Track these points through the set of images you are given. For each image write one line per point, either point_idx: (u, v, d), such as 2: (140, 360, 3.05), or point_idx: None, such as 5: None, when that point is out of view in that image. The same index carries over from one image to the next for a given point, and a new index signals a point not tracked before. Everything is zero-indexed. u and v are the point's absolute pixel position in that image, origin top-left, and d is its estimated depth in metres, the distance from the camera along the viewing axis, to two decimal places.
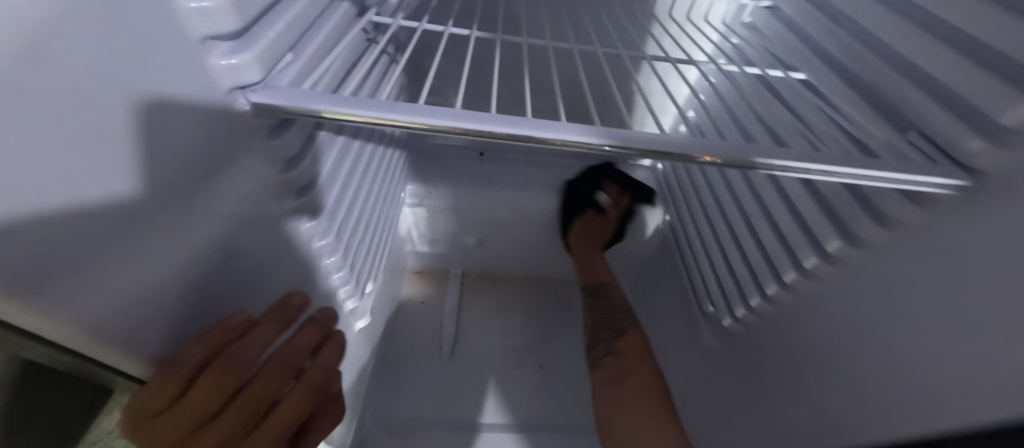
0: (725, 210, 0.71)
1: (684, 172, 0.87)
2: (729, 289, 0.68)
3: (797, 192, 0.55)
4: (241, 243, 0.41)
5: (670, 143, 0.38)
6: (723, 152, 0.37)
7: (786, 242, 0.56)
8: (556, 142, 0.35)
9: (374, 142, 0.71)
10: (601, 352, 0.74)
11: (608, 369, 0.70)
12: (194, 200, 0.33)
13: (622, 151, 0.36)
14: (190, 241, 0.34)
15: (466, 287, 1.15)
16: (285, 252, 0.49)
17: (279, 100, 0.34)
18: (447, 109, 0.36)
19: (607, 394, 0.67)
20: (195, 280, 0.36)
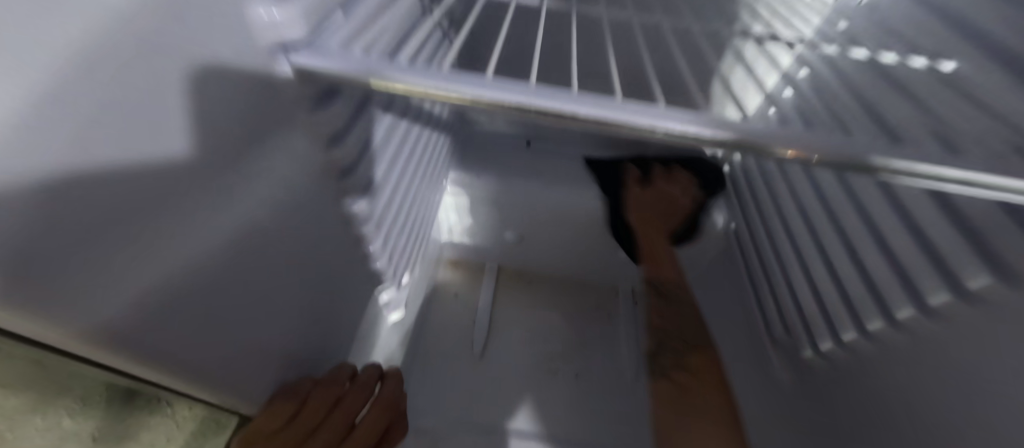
0: (812, 223, 0.62)
1: (759, 177, 0.78)
2: (814, 316, 0.58)
3: (925, 211, 0.45)
4: (284, 231, 0.37)
5: (806, 140, 0.29)
6: (866, 152, 0.29)
7: (903, 269, 0.46)
8: (654, 131, 0.28)
9: (421, 124, 0.65)
10: (668, 363, 0.67)
11: (677, 385, 0.64)
12: (231, 179, 0.29)
13: (734, 148, 0.29)
14: (224, 224, 0.30)
15: (501, 284, 1.09)
16: (329, 240, 0.45)
17: (322, 63, 0.28)
18: (522, 84, 0.29)
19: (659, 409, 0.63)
20: (229, 271, 0.32)
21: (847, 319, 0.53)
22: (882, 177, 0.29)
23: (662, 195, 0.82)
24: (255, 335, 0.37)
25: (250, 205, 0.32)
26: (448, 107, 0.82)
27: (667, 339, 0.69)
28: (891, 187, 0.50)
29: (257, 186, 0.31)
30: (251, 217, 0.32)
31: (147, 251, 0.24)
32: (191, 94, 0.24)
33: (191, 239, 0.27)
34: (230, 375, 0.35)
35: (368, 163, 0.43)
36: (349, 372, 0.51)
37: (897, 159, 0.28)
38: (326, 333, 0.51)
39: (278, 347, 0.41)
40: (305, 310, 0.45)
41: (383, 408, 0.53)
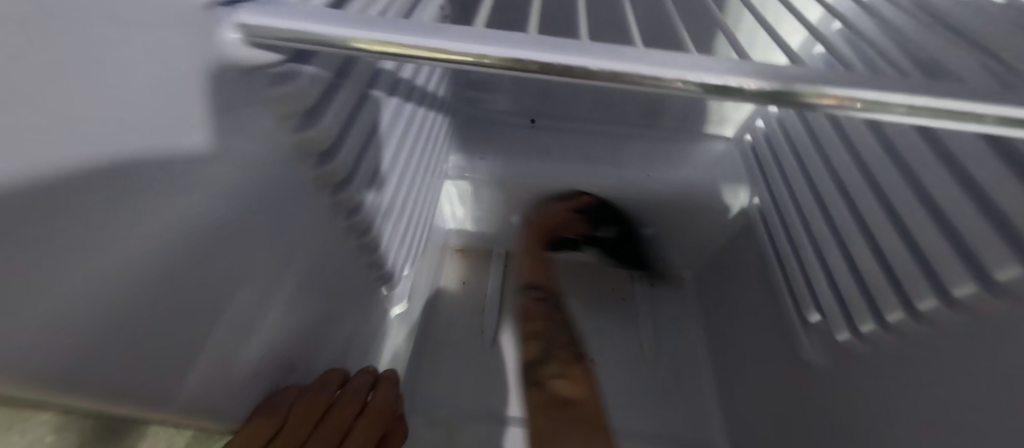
0: (847, 192, 0.56)
1: (784, 145, 0.72)
2: (850, 295, 0.54)
3: (993, 173, 0.39)
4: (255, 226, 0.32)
5: (882, 88, 0.24)
6: (955, 99, 0.23)
7: (959, 238, 0.41)
8: (674, 83, 0.24)
9: (418, 103, 0.61)
10: (551, 371, 0.60)
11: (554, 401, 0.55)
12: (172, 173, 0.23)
13: (792, 101, 0.24)
14: (174, 223, 0.24)
15: (511, 269, 1.05)
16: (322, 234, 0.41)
17: (277, 20, 0.23)
18: (522, 35, 0.25)
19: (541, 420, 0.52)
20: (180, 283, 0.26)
21: (891, 297, 0.48)
22: (980, 130, 0.24)
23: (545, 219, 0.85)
24: (230, 345, 0.33)
25: (207, 195, 0.27)
26: (446, 84, 0.77)
27: (554, 345, 0.64)
28: (947, 147, 0.45)
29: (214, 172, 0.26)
30: (210, 213, 0.27)
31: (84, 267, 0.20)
32: (120, 64, 0.18)
33: (113, 251, 0.21)
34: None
35: (356, 147, 0.39)
36: (338, 378, 0.48)
37: (998, 106, 0.23)
38: (324, 333, 0.48)
39: (265, 348, 0.38)
40: (291, 307, 0.41)
41: (376, 412, 0.49)
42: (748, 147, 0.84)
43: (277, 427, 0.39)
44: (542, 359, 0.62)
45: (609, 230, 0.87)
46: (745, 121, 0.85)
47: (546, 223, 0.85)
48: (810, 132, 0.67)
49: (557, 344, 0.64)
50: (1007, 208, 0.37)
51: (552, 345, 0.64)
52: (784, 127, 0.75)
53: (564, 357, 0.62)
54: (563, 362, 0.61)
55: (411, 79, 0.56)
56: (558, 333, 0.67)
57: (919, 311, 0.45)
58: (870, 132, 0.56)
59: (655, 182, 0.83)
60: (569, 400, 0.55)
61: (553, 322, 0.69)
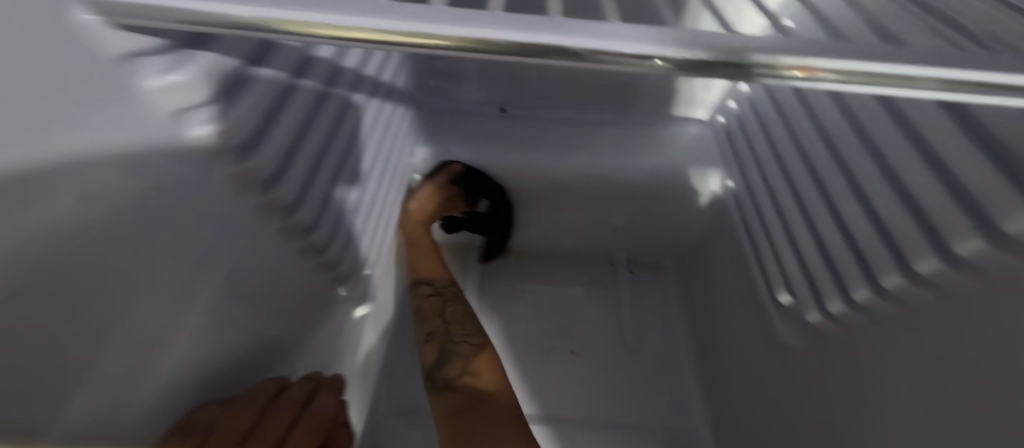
0: (817, 171, 0.55)
1: (756, 126, 0.71)
2: (817, 274, 0.53)
3: (954, 145, 0.38)
4: (170, 234, 0.29)
5: (822, 52, 0.21)
6: (909, 58, 0.21)
7: (922, 212, 0.40)
8: (654, 61, 0.20)
9: (378, 96, 0.59)
10: (455, 372, 0.68)
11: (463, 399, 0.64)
12: (19, 185, 0.19)
13: (728, 70, 0.21)
14: (36, 243, 0.20)
15: (490, 263, 1.02)
16: (268, 239, 0.38)
17: None
18: (421, 5, 0.20)
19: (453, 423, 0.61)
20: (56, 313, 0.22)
21: (857, 276, 0.47)
22: (924, 95, 0.22)
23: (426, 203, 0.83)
24: (140, 375, 0.29)
25: (81, 202, 0.22)
26: (408, 75, 0.75)
27: (451, 342, 0.72)
28: (912, 120, 0.44)
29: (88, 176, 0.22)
30: (87, 222, 0.23)
31: None
32: None
33: None
34: (107, 433, 0.27)
35: (289, 141, 0.35)
36: (273, 388, 0.39)
37: (943, 67, 0.20)
38: (278, 339, 0.46)
39: (194, 370, 0.34)
40: (233, 321, 0.38)
41: (319, 423, 0.41)
42: (720, 130, 0.82)
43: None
44: (443, 361, 0.70)
45: (485, 203, 0.88)
46: (717, 102, 0.84)
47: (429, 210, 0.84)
48: (780, 110, 0.65)
49: (453, 341, 0.72)
50: (965, 179, 0.36)
51: (452, 341, 0.73)
52: (754, 107, 0.73)
53: (464, 355, 0.71)
54: (467, 359, 0.70)
55: (366, 71, 0.53)
56: (453, 330, 0.75)
57: (883, 288, 0.44)
58: (837, 108, 0.54)
59: (626, 168, 0.82)
60: (481, 397, 0.65)
61: (445, 319, 0.75)
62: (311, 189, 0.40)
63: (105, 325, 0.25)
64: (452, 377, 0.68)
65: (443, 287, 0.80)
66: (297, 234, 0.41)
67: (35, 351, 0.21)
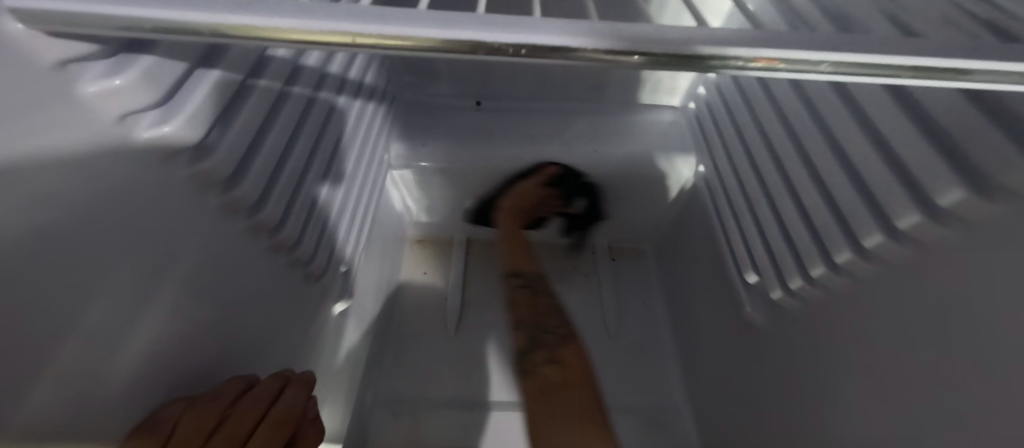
0: (776, 153, 0.57)
1: (724, 110, 0.72)
2: (780, 254, 0.55)
3: (893, 122, 0.39)
4: (122, 237, 0.29)
5: (727, 37, 0.22)
6: (821, 41, 0.22)
7: (868, 191, 0.42)
8: (635, 57, 0.21)
9: (347, 94, 0.59)
10: (540, 359, 0.64)
11: (547, 383, 0.60)
12: None
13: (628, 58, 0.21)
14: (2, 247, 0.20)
15: (473, 256, 1.03)
16: (230, 239, 0.39)
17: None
18: (345, 4, 0.20)
19: (530, 416, 0.56)
20: (19, 320, 0.22)
21: (813, 254, 0.48)
22: (821, 77, 0.22)
23: (521, 196, 0.83)
24: (101, 376, 0.29)
25: (33, 203, 0.22)
26: (380, 71, 0.75)
27: (540, 331, 0.68)
28: (860, 101, 0.45)
29: (37, 178, 0.22)
30: (51, 228, 0.23)
31: None
32: None
33: None
34: (73, 433, 0.27)
35: (247, 140, 0.35)
36: (243, 383, 0.40)
37: (834, 52, 0.21)
38: (251, 336, 0.47)
39: (156, 370, 0.34)
40: (200, 321, 0.38)
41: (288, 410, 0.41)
42: (692, 115, 0.83)
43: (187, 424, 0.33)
44: (531, 347, 0.66)
45: (581, 202, 0.88)
46: (689, 88, 0.85)
47: (524, 205, 0.83)
48: (745, 94, 0.67)
49: (544, 330, 0.68)
50: (904, 157, 0.38)
51: (542, 330, 0.68)
52: (721, 91, 0.74)
53: (554, 344, 0.65)
54: (552, 349, 0.64)
55: (331, 68, 0.53)
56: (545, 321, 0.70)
57: (837, 264, 0.46)
58: (794, 90, 0.55)
59: (601, 157, 0.83)
60: (561, 384, 0.59)
61: (536, 308, 0.72)
62: (275, 187, 0.40)
63: (61, 329, 0.25)
64: (537, 360, 0.63)
65: (532, 279, 0.77)
66: (263, 233, 0.42)
67: (6, 358, 0.22)
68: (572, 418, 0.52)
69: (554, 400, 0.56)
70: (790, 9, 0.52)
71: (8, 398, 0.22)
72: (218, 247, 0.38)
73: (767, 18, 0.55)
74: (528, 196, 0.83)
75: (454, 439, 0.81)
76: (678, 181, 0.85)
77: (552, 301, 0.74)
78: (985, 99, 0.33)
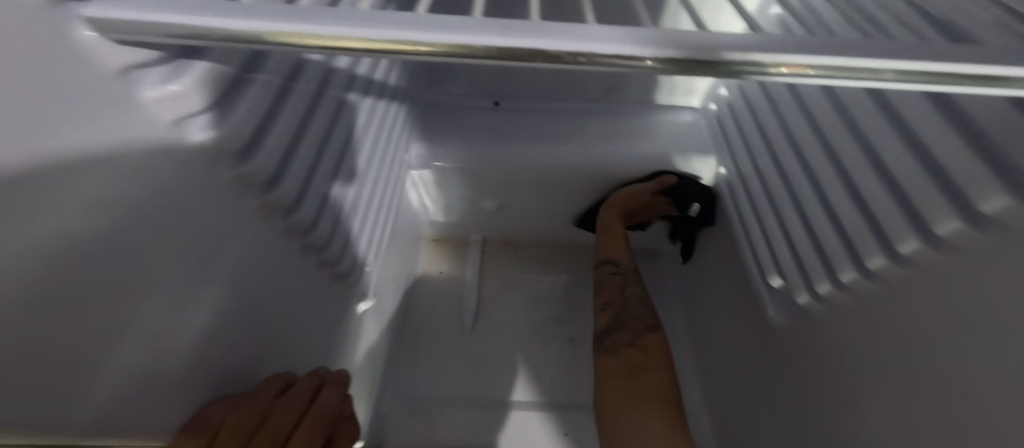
0: (803, 156, 0.56)
1: (747, 112, 0.72)
2: (807, 258, 0.54)
3: (936, 128, 0.39)
4: (173, 238, 0.29)
5: (786, 45, 0.21)
6: (877, 48, 0.22)
7: (903, 196, 0.41)
8: (647, 61, 0.21)
9: (372, 95, 0.59)
10: (624, 339, 0.76)
11: (630, 360, 0.73)
12: (39, 194, 0.20)
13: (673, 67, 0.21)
14: (47, 253, 0.21)
15: (488, 255, 1.04)
16: (267, 240, 0.39)
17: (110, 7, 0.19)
18: (400, 13, 0.21)
19: (615, 365, 0.73)
20: (64, 321, 0.23)
21: (843, 259, 0.48)
22: (884, 85, 0.22)
23: (629, 197, 0.84)
24: (151, 373, 0.30)
25: (92, 204, 0.23)
26: (402, 71, 0.75)
27: (627, 316, 0.79)
28: (895, 105, 0.44)
29: (95, 184, 0.23)
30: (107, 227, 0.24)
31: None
32: None
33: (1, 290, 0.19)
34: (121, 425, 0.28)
35: (284, 144, 0.36)
36: (279, 383, 0.41)
37: (897, 59, 0.21)
38: (284, 334, 0.48)
39: (201, 368, 0.35)
40: (240, 320, 0.39)
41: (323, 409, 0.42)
42: (713, 117, 0.83)
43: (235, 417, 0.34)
44: (614, 329, 0.78)
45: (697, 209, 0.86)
46: (709, 89, 0.84)
47: (631, 205, 0.85)
48: (770, 97, 0.66)
49: (631, 316, 0.79)
50: (944, 163, 0.37)
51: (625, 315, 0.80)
52: (744, 93, 0.74)
53: (632, 331, 0.76)
54: (632, 338, 0.76)
55: (359, 71, 0.53)
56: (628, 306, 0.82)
57: (869, 270, 0.45)
58: (822, 93, 0.55)
59: (621, 158, 0.82)
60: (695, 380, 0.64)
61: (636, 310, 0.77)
62: (309, 189, 0.41)
63: (111, 328, 0.26)
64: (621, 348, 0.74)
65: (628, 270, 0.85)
66: (296, 234, 0.42)
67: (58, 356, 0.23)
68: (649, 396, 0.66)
69: (635, 384, 0.69)
70: (822, 10, 0.51)
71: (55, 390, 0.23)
72: (257, 249, 0.38)
73: (798, 20, 0.54)
74: (647, 198, 0.83)
75: (470, 438, 0.81)
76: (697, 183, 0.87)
77: (639, 291, 0.84)
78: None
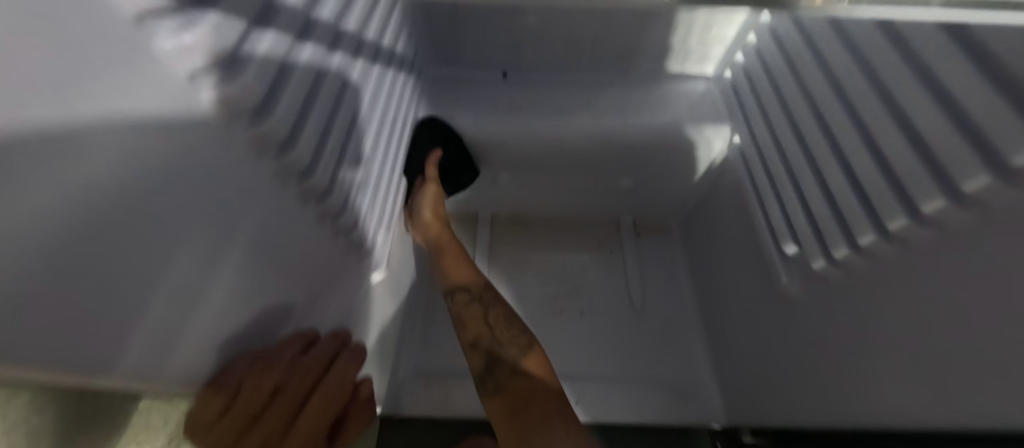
0: (822, 119, 0.55)
1: (762, 78, 0.70)
2: (824, 223, 0.53)
3: (962, 78, 0.37)
4: (206, 197, 0.30)
5: None
6: None
7: (929, 154, 0.40)
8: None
9: (380, 62, 0.58)
10: (503, 374, 0.62)
11: (515, 397, 0.59)
12: (104, 145, 0.21)
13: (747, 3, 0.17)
14: (102, 207, 0.22)
15: (497, 231, 1.03)
16: (286, 203, 0.39)
17: None
18: None
19: (498, 411, 0.59)
20: (116, 268, 0.24)
21: (862, 221, 0.47)
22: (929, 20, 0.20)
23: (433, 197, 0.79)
24: (189, 326, 0.31)
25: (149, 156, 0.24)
26: (409, 41, 0.73)
27: (501, 344, 0.65)
28: (918, 58, 0.42)
29: (152, 136, 0.24)
30: (162, 179, 0.25)
31: (55, 240, 0.19)
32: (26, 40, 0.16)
33: (71, 238, 0.20)
34: (168, 374, 0.30)
35: (296, 107, 0.36)
36: (299, 344, 0.43)
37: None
38: (304, 302, 0.49)
39: (233, 325, 0.36)
40: (262, 284, 0.39)
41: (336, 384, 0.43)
42: (727, 85, 0.81)
43: (260, 371, 0.37)
44: (493, 364, 0.63)
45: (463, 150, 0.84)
46: (724, 56, 0.82)
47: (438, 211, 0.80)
48: (786, 60, 0.64)
49: (500, 344, 0.65)
50: (975, 117, 0.36)
51: (498, 346, 0.65)
52: (759, 57, 0.71)
53: (513, 357, 0.63)
54: (515, 363, 0.63)
55: (367, 35, 0.52)
56: (498, 334, 0.67)
57: (889, 231, 0.44)
58: (841, 52, 0.53)
59: (630, 129, 0.81)
60: (533, 393, 0.58)
61: (488, 323, 0.68)
62: (323, 153, 0.41)
63: (149, 285, 0.27)
64: (500, 377, 0.61)
65: (481, 291, 0.74)
66: (313, 199, 0.43)
67: (113, 301, 0.24)
68: (541, 416, 0.54)
69: (529, 409, 0.56)
70: None
71: (110, 335, 0.24)
72: (276, 213, 0.38)
73: None
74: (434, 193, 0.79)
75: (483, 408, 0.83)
76: (708, 160, 0.84)
77: (507, 308, 0.71)
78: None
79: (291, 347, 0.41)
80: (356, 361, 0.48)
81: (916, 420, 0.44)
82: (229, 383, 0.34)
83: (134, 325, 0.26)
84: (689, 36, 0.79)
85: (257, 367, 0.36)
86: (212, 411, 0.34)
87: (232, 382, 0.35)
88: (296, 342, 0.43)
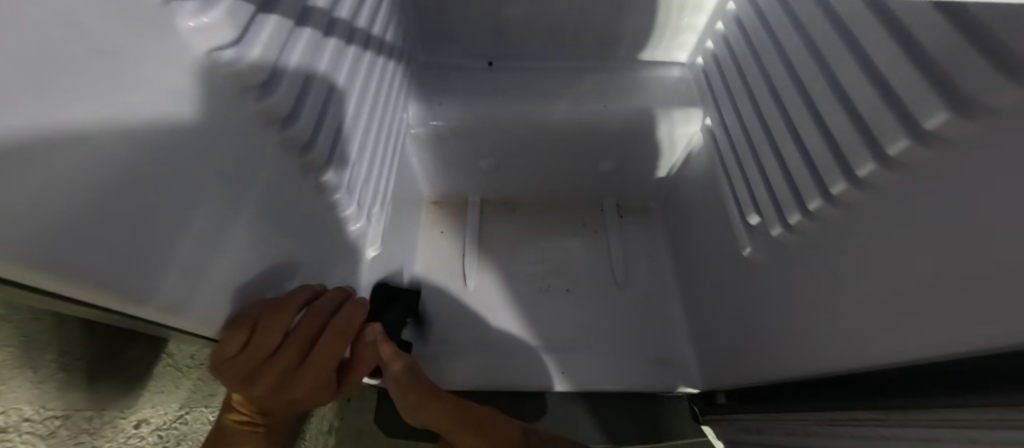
0: (779, 98, 0.60)
1: (730, 62, 0.75)
2: (781, 193, 0.58)
3: (887, 55, 0.42)
4: (223, 164, 0.34)
5: None
6: None
7: (863, 124, 0.45)
8: None
9: (371, 50, 0.62)
10: None
11: None
12: (155, 114, 0.26)
13: None
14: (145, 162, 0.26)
15: (486, 215, 1.08)
16: (289, 175, 0.43)
17: None
18: None
19: None
20: (159, 217, 0.28)
21: (812, 188, 0.52)
22: None
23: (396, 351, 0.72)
24: (212, 277, 0.35)
25: (184, 123, 0.29)
26: (397, 30, 0.77)
27: None
28: (855, 39, 0.47)
29: (189, 107, 0.29)
30: (191, 144, 0.30)
31: (115, 186, 0.24)
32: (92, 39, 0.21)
33: (124, 183, 0.25)
34: (198, 317, 0.34)
35: (297, 86, 0.39)
36: (306, 295, 0.48)
37: None
38: (304, 271, 0.53)
39: (245, 283, 0.40)
40: (268, 250, 0.43)
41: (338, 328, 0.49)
42: (699, 71, 0.86)
43: (270, 313, 0.42)
44: None
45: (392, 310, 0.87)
46: (697, 43, 0.86)
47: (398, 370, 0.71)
48: (749, 45, 0.69)
49: None
50: (896, 90, 0.41)
51: None
52: (725, 44, 0.76)
53: None
54: None
55: (358, 23, 0.56)
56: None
57: (833, 195, 0.50)
58: (794, 36, 0.58)
59: (609, 114, 0.86)
60: None
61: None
62: (320, 130, 0.45)
63: (182, 236, 0.31)
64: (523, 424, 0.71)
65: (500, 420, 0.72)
66: (312, 172, 0.47)
67: (156, 245, 0.29)
68: None
69: None
70: None
71: (153, 274, 0.29)
72: (280, 185, 0.42)
73: None
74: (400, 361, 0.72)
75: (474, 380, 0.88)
76: (671, 160, 0.95)
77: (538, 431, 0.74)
78: (958, 14, 0.36)
79: (297, 296, 0.46)
80: (357, 310, 0.53)
81: (855, 363, 0.50)
82: (248, 321, 0.40)
83: (172, 269, 0.31)
84: (663, 25, 0.84)
85: (267, 311, 0.42)
86: (234, 345, 0.39)
87: (250, 323, 0.40)
88: (302, 293, 0.47)
